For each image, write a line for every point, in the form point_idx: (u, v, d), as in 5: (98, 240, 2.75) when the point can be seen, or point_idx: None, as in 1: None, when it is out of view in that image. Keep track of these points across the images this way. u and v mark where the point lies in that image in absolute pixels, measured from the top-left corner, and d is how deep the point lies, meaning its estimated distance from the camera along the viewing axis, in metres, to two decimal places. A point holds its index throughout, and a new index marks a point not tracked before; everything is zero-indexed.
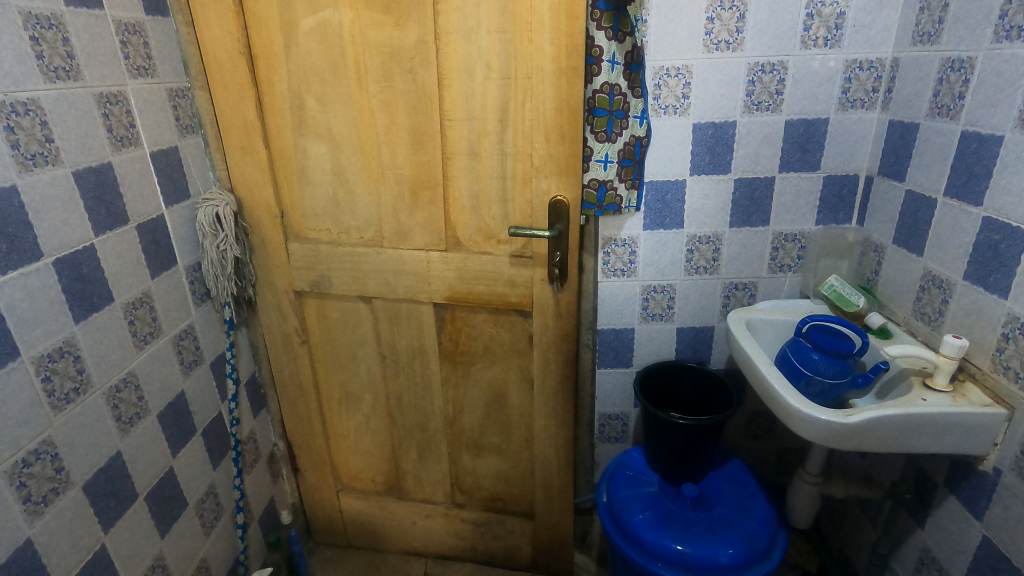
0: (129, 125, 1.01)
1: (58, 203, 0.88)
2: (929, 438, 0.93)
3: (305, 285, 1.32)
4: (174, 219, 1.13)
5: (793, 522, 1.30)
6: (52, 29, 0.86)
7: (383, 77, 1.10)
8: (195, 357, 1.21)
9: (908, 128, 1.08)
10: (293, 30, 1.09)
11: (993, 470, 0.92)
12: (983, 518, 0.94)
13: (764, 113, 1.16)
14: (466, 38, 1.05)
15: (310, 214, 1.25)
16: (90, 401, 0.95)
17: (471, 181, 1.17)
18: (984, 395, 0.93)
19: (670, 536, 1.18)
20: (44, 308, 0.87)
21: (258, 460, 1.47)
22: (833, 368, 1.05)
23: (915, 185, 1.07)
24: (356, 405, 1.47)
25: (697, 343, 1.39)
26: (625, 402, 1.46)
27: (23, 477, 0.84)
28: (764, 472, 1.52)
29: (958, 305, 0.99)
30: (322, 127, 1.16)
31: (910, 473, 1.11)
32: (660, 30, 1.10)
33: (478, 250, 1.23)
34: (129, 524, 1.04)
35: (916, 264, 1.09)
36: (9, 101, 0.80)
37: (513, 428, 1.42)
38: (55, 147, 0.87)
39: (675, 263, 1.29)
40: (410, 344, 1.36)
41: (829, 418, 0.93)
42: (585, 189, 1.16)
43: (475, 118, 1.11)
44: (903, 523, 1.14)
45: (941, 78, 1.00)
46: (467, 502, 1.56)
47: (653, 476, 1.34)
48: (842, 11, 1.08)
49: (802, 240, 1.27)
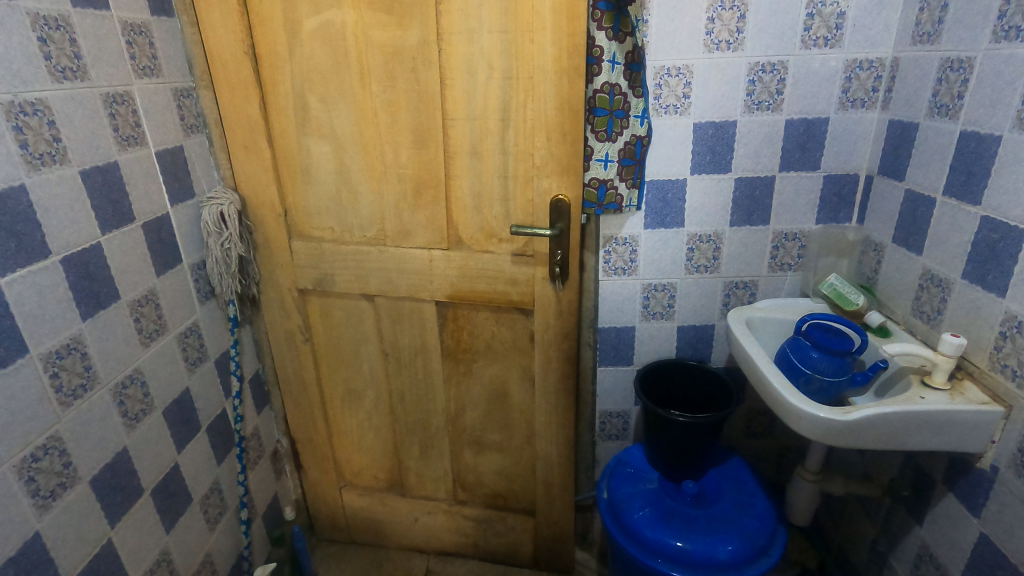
0: (135, 124, 1.02)
1: (66, 201, 0.89)
2: (926, 436, 0.94)
3: (309, 283, 1.33)
4: (179, 217, 1.14)
5: (792, 519, 1.31)
6: (60, 30, 0.87)
7: (385, 77, 1.11)
8: (200, 355, 1.22)
9: (908, 127, 1.08)
10: (297, 31, 1.10)
11: (991, 468, 0.93)
12: (980, 515, 0.95)
13: (764, 113, 1.16)
14: (467, 38, 1.06)
15: (313, 213, 1.27)
16: (97, 397, 0.97)
17: (473, 180, 1.17)
18: (982, 393, 0.94)
19: (670, 532, 1.19)
20: (52, 305, 0.88)
21: (262, 457, 1.48)
22: (833, 366, 1.06)
23: (914, 184, 1.08)
24: (359, 402, 1.48)
25: (697, 341, 1.39)
26: (626, 400, 1.47)
27: (31, 471, 0.86)
28: (764, 470, 1.53)
29: (956, 303, 0.99)
30: (325, 126, 1.17)
31: (909, 471, 1.11)
32: (660, 30, 1.11)
33: (480, 248, 1.24)
34: (135, 519, 1.06)
35: (915, 263, 1.09)
36: (18, 101, 0.81)
37: (514, 425, 1.43)
38: (62, 146, 0.88)
39: (675, 262, 1.30)
40: (412, 341, 1.37)
41: (828, 415, 0.93)
42: (586, 188, 1.17)
43: (477, 118, 1.12)
44: (902, 520, 1.15)
45: (940, 78, 1.00)
46: (469, 498, 1.57)
47: (653, 473, 1.35)
48: (842, 11, 1.08)
49: (802, 239, 1.28)
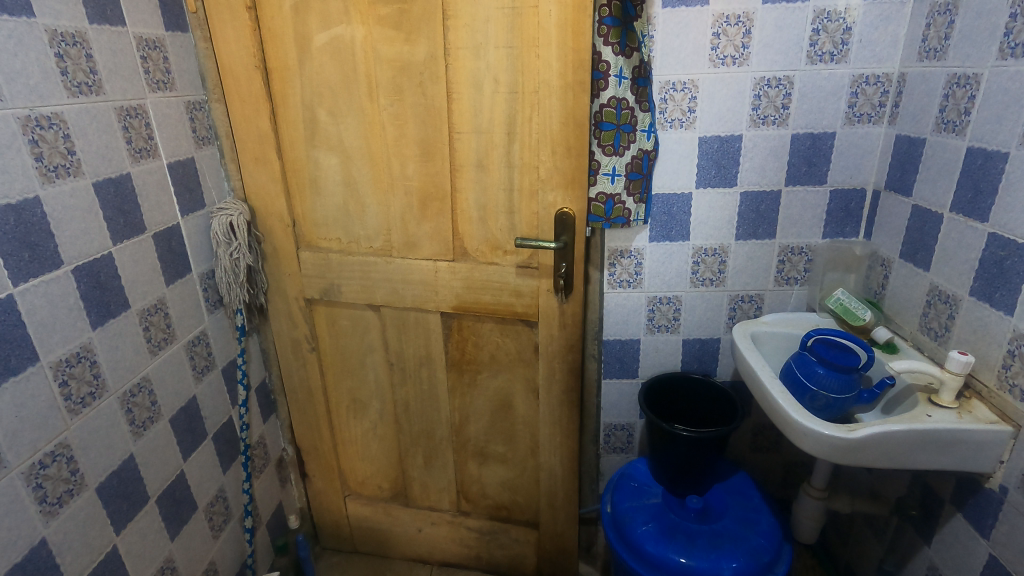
0: (148, 136, 1.04)
1: (79, 212, 0.91)
2: (934, 454, 0.92)
3: (315, 293, 1.34)
4: (190, 227, 1.16)
5: (799, 537, 1.30)
6: (76, 46, 0.89)
7: (394, 90, 1.12)
8: (207, 363, 1.23)
9: (915, 142, 1.08)
10: (307, 45, 1.12)
11: (999, 488, 0.91)
12: (989, 537, 0.93)
13: (770, 127, 1.16)
14: (474, 53, 1.07)
15: (321, 224, 1.28)
16: (105, 405, 0.98)
17: (479, 193, 1.18)
18: (990, 412, 0.93)
19: (673, 548, 1.18)
20: (62, 314, 0.89)
21: (267, 465, 1.49)
22: (839, 383, 1.05)
23: (921, 200, 1.07)
24: (364, 412, 1.48)
25: (703, 355, 1.39)
26: (631, 413, 1.46)
27: (39, 478, 0.87)
28: (770, 486, 1.51)
29: (964, 321, 0.98)
30: (333, 139, 1.19)
31: (917, 489, 1.10)
32: (666, 46, 1.12)
33: (486, 260, 1.24)
34: (140, 525, 1.06)
35: (922, 279, 1.09)
36: (35, 115, 0.83)
37: (518, 436, 1.43)
38: (76, 159, 0.90)
39: (681, 275, 1.30)
40: (417, 351, 1.37)
41: (832, 433, 0.92)
42: (592, 202, 1.17)
43: (483, 131, 1.13)
44: (910, 540, 1.13)
45: (947, 94, 1.00)
46: (473, 510, 1.56)
47: (657, 487, 1.34)
48: (848, 27, 1.08)
49: (809, 253, 1.27)
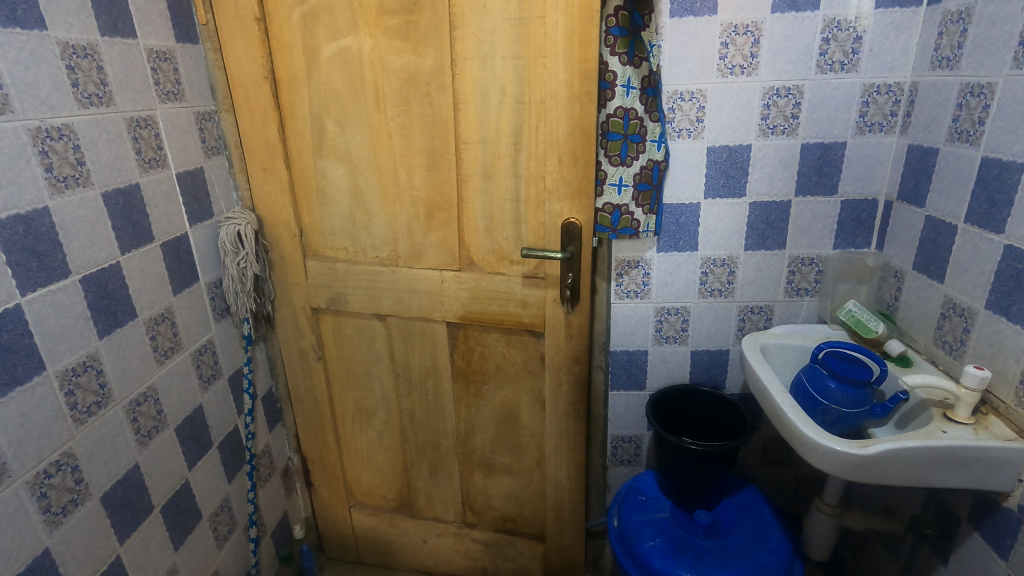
0: (157, 147, 1.05)
1: (88, 222, 0.92)
2: (949, 472, 0.90)
3: (322, 302, 1.34)
4: (198, 237, 1.17)
5: (810, 554, 1.27)
6: (87, 59, 0.90)
7: (400, 101, 1.13)
8: (214, 372, 1.23)
9: (927, 152, 1.06)
10: (315, 56, 1.13)
11: (1018, 507, 0.89)
12: (1008, 558, 0.90)
13: (779, 137, 1.15)
14: (481, 64, 1.07)
15: (328, 234, 1.28)
16: (111, 415, 0.98)
17: (485, 204, 1.18)
18: (1007, 429, 0.90)
19: (681, 564, 1.16)
20: (68, 324, 0.90)
21: (273, 474, 1.49)
22: (850, 397, 1.02)
23: (934, 211, 1.05)
24: (369, 421, 1.48)
25: (711, 366, 1.37)
26: (638, 425, 1.44)
27: (43, 488, 0.87)
28: (781, 501, 1.49)
29: (981, 334, 0.96)
30: (341, 149, 1.19)
31: (932, 506, 1.07)
32: (673, 54, 1.11)
33: (491, 270, 1.24)
34: (144, 535, 1.06)
35: (937, 291, 1.06)
36: (45, 127, 0.84)
37: (524, 447, 1.42)
38: (86, 169, 0.91)
39: (689, 286, 1.29)
40: (422, 361, 1.36)
41: (844, 448, 0.90)
42: (599, 213, 1.17)
43: (489, 141, 1.13)
44: (925, 559, 1.10)
45: (961, 104, 0.98)
46: (478, 521, 1.55)
47: (665, 501, 1.32)
48: (859, 35, 1.07)
49: (820, 263, 1.25)
